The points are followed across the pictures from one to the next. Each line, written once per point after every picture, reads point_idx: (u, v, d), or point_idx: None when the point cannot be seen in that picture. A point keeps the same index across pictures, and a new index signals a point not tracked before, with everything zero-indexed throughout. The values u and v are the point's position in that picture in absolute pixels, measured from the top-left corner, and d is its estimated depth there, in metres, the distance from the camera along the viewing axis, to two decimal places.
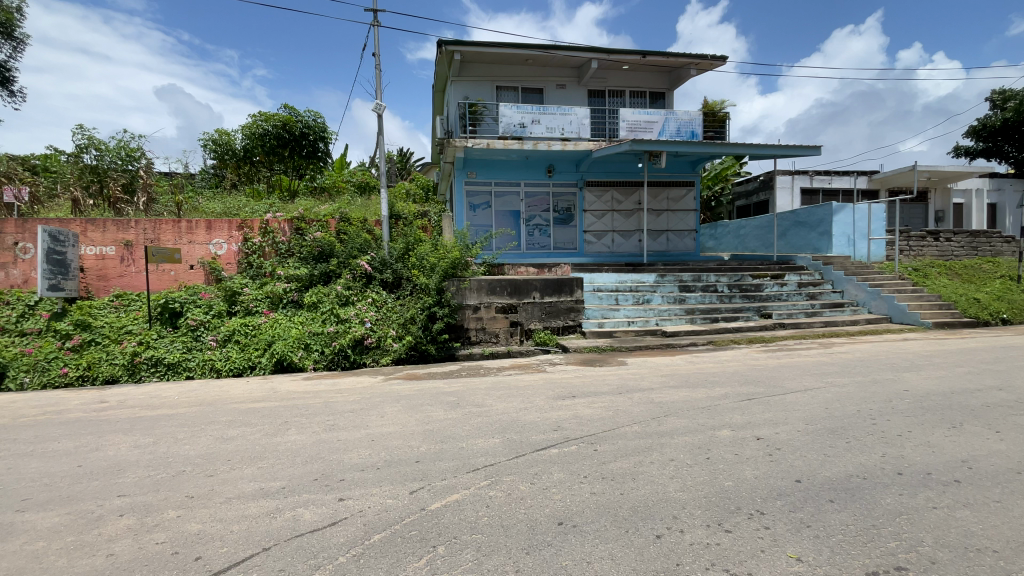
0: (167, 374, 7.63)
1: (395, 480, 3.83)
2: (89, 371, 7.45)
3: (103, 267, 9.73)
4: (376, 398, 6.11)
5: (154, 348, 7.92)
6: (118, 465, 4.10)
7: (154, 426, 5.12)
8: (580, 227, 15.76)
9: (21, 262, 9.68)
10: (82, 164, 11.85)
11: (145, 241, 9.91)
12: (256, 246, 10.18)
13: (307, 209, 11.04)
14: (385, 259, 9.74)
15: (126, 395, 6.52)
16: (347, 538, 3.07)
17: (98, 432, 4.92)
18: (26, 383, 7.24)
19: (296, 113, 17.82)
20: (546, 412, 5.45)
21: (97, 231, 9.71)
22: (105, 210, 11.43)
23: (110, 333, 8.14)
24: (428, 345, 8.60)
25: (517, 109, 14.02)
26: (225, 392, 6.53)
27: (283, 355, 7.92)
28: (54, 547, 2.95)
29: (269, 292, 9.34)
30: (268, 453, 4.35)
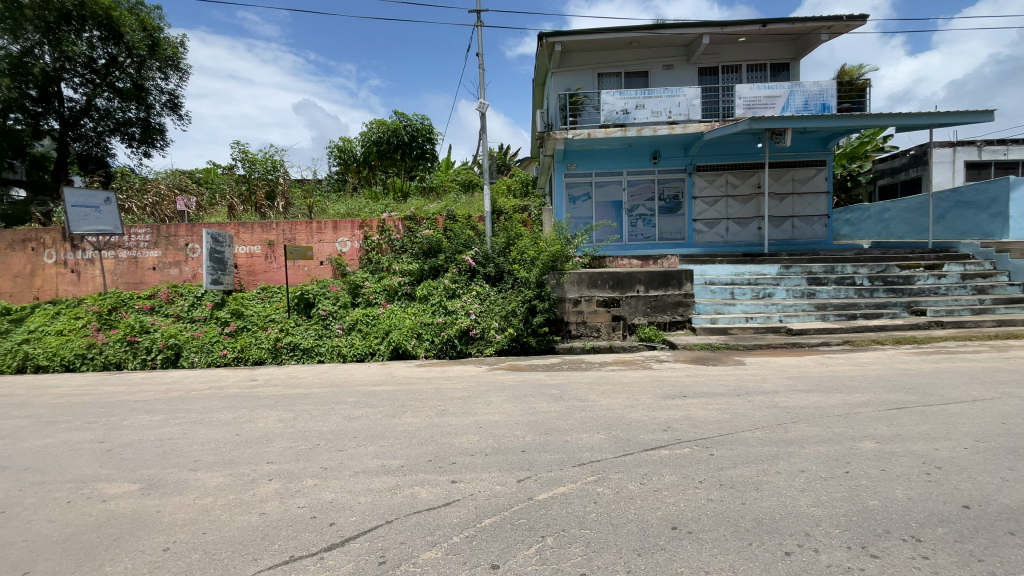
0: (302, 357, 8.60)
1: (504, 467, 3.92)
2: (243, 353, 8.64)
3: (252, 264, 11.24)
4: (482, 387, 6.31)
5: (292, 334, 8.96)
6: (267, 435, 4.70)
7: (293, 403, 5.79)
8: (688, 216, 14.89)
9: (191, 260, 11.52)
10: (236, 175, 13.77)
11: (283, 240, 11.21)
12: (375, 244, 11.06)
13: (418, 208, 11.73)
14: (488, 253, 10.00)
15: (271, 375, 7.46)
16: (460, 519, 3.20)
17: (251, 406, 5.70)
18: (196, 362, 8.60)
19: (406, 118, 19.13)
20: (655, 410, 5.22)
21: (247, 232, 11.19)
22: (252, 213, 13.17)
23: (258, 321, 9.35)
24: (529, 338, 8.72)
25: (619, 96, 13.52)
26: (349, 375, 7.19)
27: (399, 343, 8.55)
28: (220, 503, 3.45)
29: (386, 285, 10.10)
30: (387, 433, 4.70)
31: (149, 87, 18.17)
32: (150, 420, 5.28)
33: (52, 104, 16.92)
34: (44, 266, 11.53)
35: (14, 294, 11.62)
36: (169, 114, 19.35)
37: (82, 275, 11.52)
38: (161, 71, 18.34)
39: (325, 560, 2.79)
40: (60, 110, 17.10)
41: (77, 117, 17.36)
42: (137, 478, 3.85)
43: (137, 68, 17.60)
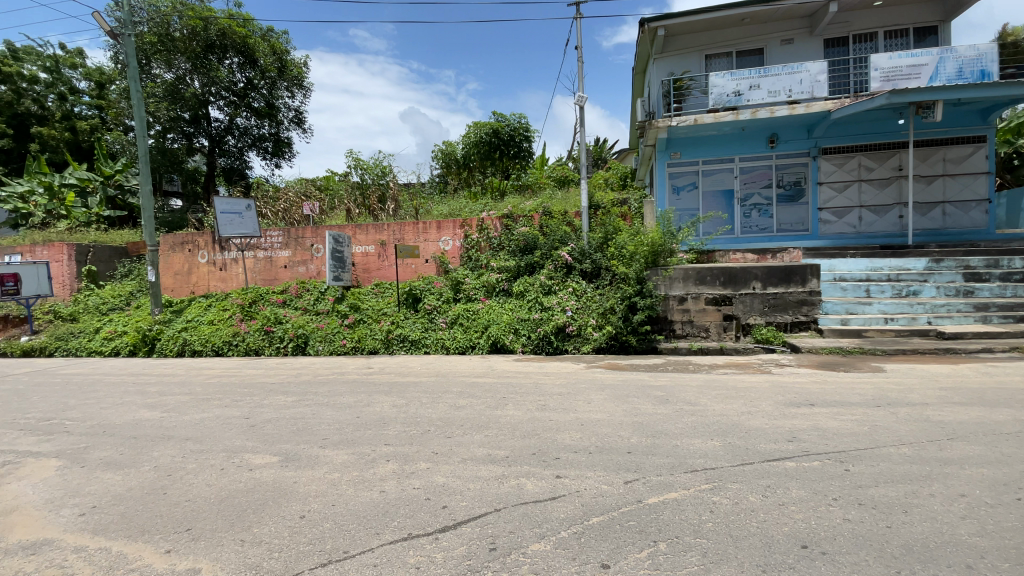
0: (410, 348, 9.17)
1: (610, 467, 3.82)
2: (359, 343, 9.41)
3: (367, 262, 12.19)
4: (583, 384, 6.24)
5: (401, 327, 9.60)
6: (383, 419, 5.05)
7: (404, 390, 6.18)
8: (811, 205, 13.50)
9: (315, 259, 12.79)
10: (351, 182, 15.02)
11: (394, 240, 12.01)
12: (474, 242, 11.42)
13: (515, 206, 11.94)
14: (585, 249, 9.87)
15: (384, 364, 8.04)
16: (567, 515, 3.17)
17: (368, 392, 6.17)
18: (319, 350, 9.53)
19: (505, 118, 19.59)
20: (776, 418, 4.78)
21: (363, 233, 12.17)
22: (366, 216, 14.29)
23: (372, 314, 10.13)
24: (628, 336, 8.39)
25: (731, 77, 12.65)
26: (453, 367, 7.51)
27: (497, 338, 8.75)
28: (345, 478, 3.76)
29: (485, 282, 10.40)
30: (492, 424, 4.82)
31: (277, 105, 20.47)
32: (285, 401, 5.93)
33: (201, 124, 19.44)
34: (200, 265, 13.48)
35: (176, 289, 13.69)
36: (295, 128, 21.69)
37: (227, 272, 13.29)
38: (287, 89, 20.60)
39: (439, 540, 2.91)
40: (208, 130, 19.67)
41: (221, 135, 19.93)
42: (277, 451, 4.33)
43: (268, 89, 20.04)
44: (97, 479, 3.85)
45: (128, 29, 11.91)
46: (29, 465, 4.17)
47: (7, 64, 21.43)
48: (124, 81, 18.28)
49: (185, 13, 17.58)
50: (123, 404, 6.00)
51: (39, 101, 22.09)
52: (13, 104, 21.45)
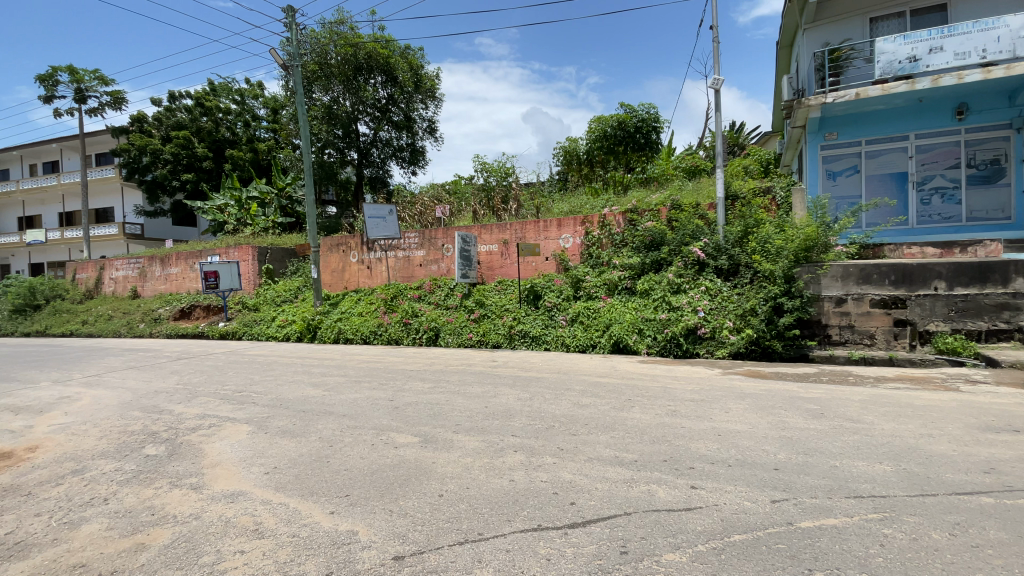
0: (532, 344, 9.36)
1: (752, 483, 3.50)
2: (484, 337, 9.87)
3: (491, 261, 12.71)
4: (716, 391, 5.80)
5: (523, 323, 9.84)
6: (510, 411, 5.23)
7: (529, 385, 6.32)
8: (1015, 188, 11.07)
9: (444, 258, 13.69)
10: (477, 185, 15.76)
11: (516, 239, 12.37)
12: (595, 238, 11.27)
13: (641, 200, 11.54)
14: (720, 244, 9.18)
15: (508, 358, 8.33)
16: (705, 528, 2.96)
17: (495, 384, 6.44)
18: (449, 342, 10.19)
19: (631, 109, 19.12)
20: (968, 445, 3.96)
21: (488, 233, 12.72)
22: (491, 216, 14.90)
23: (496, 310, 10.53)
24: (773, 341, 7.63)
25: (904, 40, 10.88)
26: (576, 365, 7.50)
27: (620, 338, 8.53)
28: (477, 464, 3.96)
29: (607, 280, 10.20)
30: (618, 425, 4.71)
31: (413, 117, 22.31)
32: (421, 387, 6.43)
33: (351, 139, 21.88)
34: (351, 264, 15.24)
35: (332, 284, 15.63)
36: (427, 136, 23.51)
37: (372, 270, 14.83)
38: (422, 101, 22.38)
39: (569, 536, 2.92)
40: (356, 144, 22.08)
41: (367, 147, 22.27)
42: (416, 433, 4.71)
43: (406, 102, 21.94)
44: (277, 444, 4.55)
45: (298, 62, 13.72)
46: (229, 428, 5.07)
47: (210, 100, 26.24)
48: (293, 106, 21.33)
49: (339, 42, 19.95)
50: (293, 382, 7.02)
51: (232, 129, 26.79)
52: (214, 132, 26.25)
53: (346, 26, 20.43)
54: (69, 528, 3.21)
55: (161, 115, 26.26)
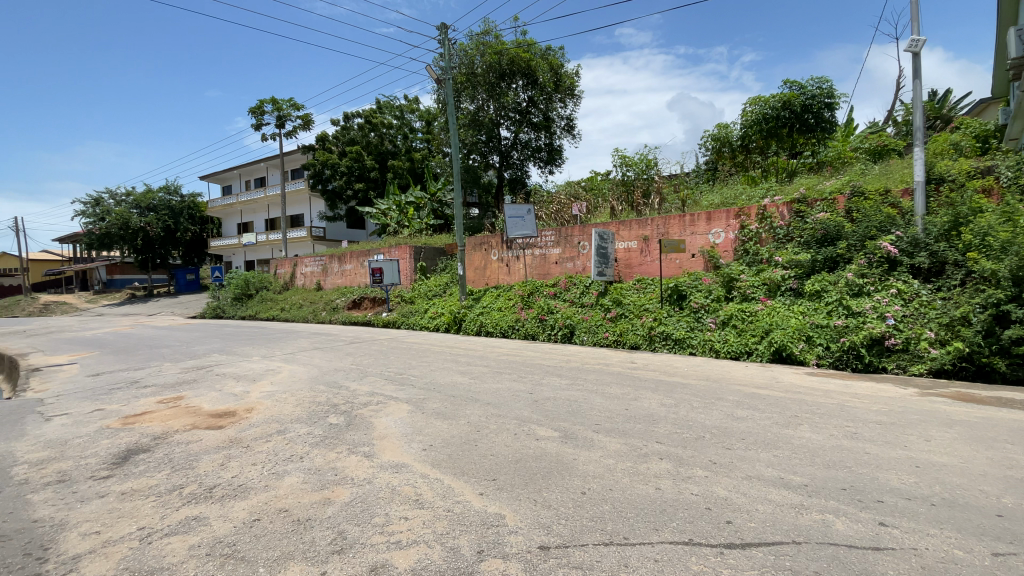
0: (675, 348, 8.86)
1: (965, 529, 2.85)
2: (622, 337, 9.63)
3: (629, 258, 12.37)
4: (911, 415, 4.85)
5: (665, 324, 9.37)
6: (654, 416, 5.01)
7: (674, 390, 6.01)
8: None
9: (581, 255, 13.68)
10: (619, 180, 15.43)
11: (658, 235, 11.84)
12: (753, 233, 10.27)
13: (810, 188, 10.27)
14: (919, 238, 7.78)
15: (648, 361, 8.01)
16: (898, 574, 2.49)
17: (636, 386, 6.24)
18: (585, 340, 10.13)
19: (798, 86, 16.99)
20: None
21: (627, 229, 12.40)
22: (630, 212, 14.47)
23: (634, 309, 10.19)
24: (994, 358, 6.12)
25: None
26: (727, 373, 6.91)
27: (782, 345, 7.61)
28: (620, 467, 3.86)
29: (767, 279, 9.22)
30: (781, 443, 4.21)
31: (553, 117, 22.71)
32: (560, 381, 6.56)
33: (494, 142, 23.04)
34: (492, 262, 16.05)
35: (475, 280, 16.65)
36: (566, 135, 23.76)
37: (511, 267, 15.46)
38: (562, 100, 22.74)
39: (725, 556, 2.69)
40: (498, 147, 23.19)
41: (508, 150, 23.26)
42: (557, 427, 4.77)
43: (546, 103, 22.44)
44: (432, 424, 4.98)
45: (450, 74, 14.86)
46: (392, 406, 5.70)
47: (377, 117, 29.88)
48: (444, 116, 23.21)
49: (485, 52, 21.19)
50: (443, 369, 7.64)
51: (393, 141, 30.22)
52: (379, 146, 30.00)
53: (491, 36, 21.58)
54: (276, 478, 3.89)
55: (338, 133, 30.60)
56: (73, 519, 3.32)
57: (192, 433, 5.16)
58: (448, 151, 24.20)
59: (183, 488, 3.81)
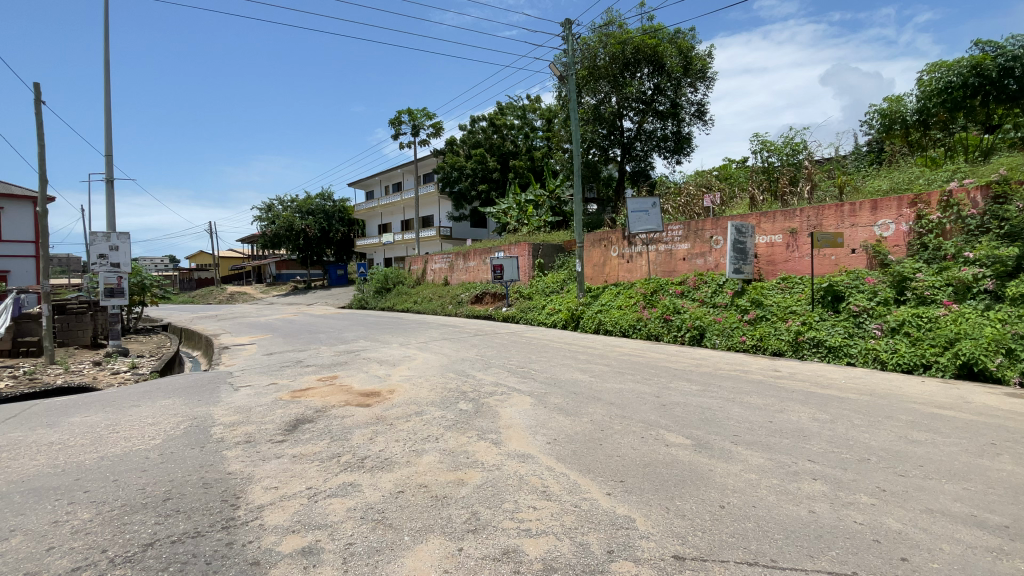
0: (828, 356, 7.82)
1: None
2: (761, 342, 8.76)
3: (772, 254, 11.25)
4: None
5: (816, 329, 8.32)
6: (803, 432, 4.48)
7: (827, 404, 5.31)
8: None
9: (714, 251, 12.76)
10: (762, 170, 14.17)
11: (809, 227, 10.61)
12: (933, 224, 8.74)
13: (1016, 167, 8.40)
14: None
15: (794, 369, 7.18)
16: None
17: (780, 397, 5.64)
18: (717, 344, 9.42)
19: (995, 45, 14.11)
20: None
21: (769, 222, 11.32)
22: (773, 203, 13.08)
23: (777, 311, 9.23)
24: None
25: None
26: (896, 388, 5.91)
27: (974, 359, 6.28)
28: (763, 483, 3.52)
29: (953, 279, 7.75)
30: (975, 475, 3.48)
31: (681, 103, 21.50)
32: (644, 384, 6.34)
33: (616, 135, 22.52)
34: (613, 259, 15.71)
35: (594, 278, 16.42)
36: (697, 122, 22.44)
37: (632, 264, 14.98)
38: (692, 85, 21.45)
39: None
40: (621, 139, 22.61)
41: (631, 142, 22.58)
42: (689, 435, 4.51)
43: (674, 89, 21.30)
44: (556, 419, 5.02)
45: (572, 70, 14.77)
46: (516, 397, 5.87)
47: (501, 118, 31.02)
48: (565, 112, 23.22)
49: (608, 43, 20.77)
50: (564, 365, 7.67)
51: (515, 141, 31.12)
52: (502, 147, 31.11)
53: (615, 26, 21.09)
54: (416, 456, 4.23)
55: (464, 137, 32.32)
56: (258, 474, 3.96)
57: (345, 409, 5.84)
58: (568, 147, 24.21)
59: (340, 456, 4.33)
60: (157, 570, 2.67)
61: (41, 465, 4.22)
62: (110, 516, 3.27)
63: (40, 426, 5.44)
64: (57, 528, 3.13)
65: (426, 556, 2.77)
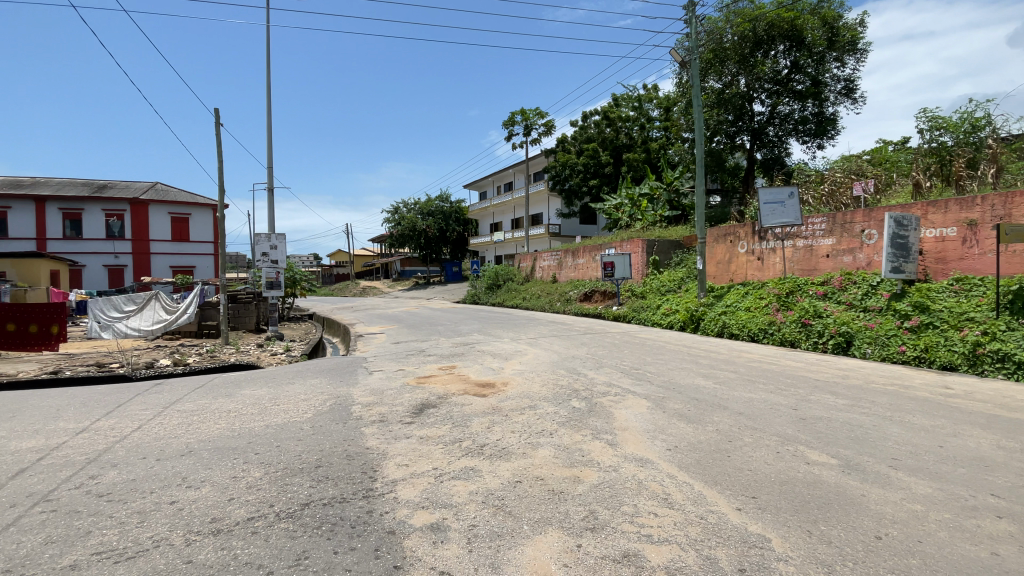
0: (1019, 373, 6.43)
1: None
2: (926, 354, 7.48)
3: (942, 250, 9.54)
4: None
5: (1001, 341, 6.88)
6: (987, 462, 3.73)
7: (1020, 431, 4.36)
8: None
9: (866, 247, 11.20)
10: (929, 149, 12.00)
11: (993, 219, 8.84)
12: None
13: None
14: None
15: (972, 387, 6.01)
16: None
17: (952, 419, 4.76)
18: (868, 353, 8.24)
19: None
20: None
21: (938, 213, 9.63)
22: (943, 189, 11.11)
23: (948, 318, 7.82)
24: None
25: None
26: None
27: None
28: (932, 517, 3.00)
29: None
30: None
31: (824, 80, 19.35)
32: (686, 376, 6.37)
33: (745, 120, 20.81)
34: (739, 256, 14.56)
35: (718, 276, 15.36)
36: (844, 100, 20.06)
37: (764, 262, 13.76)
38: (838, 59, 19.32)
39: None
40: (750, 125, 20.88)
41: (763, 127, 20.76)
42: (834, 454, 4.00)
43: (817, 65, 19.26)
44: (675, 424, 4.78)
45: (695, 54, 13.89)
46: (632, 399, 5.70)
47: (615, 111, 30.39)
48: (685, 99, 21.98)
49: (737, 21, 19.26)
50: (683, 369, 7.27)
51: (629, 134, 30.26)
52: (615, 141, 30.44)
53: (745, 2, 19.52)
54: (532, 448, 4.31)
55: (576, 133, 32.21)
56: (391, 452, 4.34)
57: (464, 398, 6.14)
58: (688, 137, 22.92)
59: (461, 442, 4.56)
60: (312, 528, 3.04)
61: (224, 428, 5.06)
62: (275, 476, 3.82)
63: (222, 396, 6.52)
64: (237, 482, 3.73)
65: (545, 548, 2.81)
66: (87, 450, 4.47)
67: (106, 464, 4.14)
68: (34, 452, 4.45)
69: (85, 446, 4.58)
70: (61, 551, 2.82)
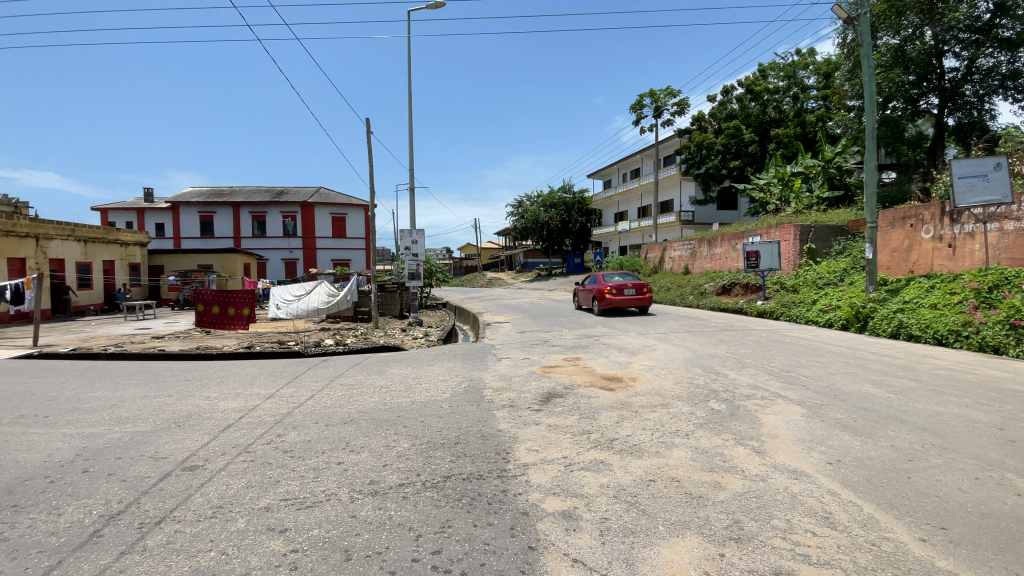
0: None
1: None
2: None
3: None
4: None
5: None
6: None
7: None
8: None
9: None
10: None
11: None
12: None
13: None
14: None
15: None
16: None
17: None
18: None
19: None
20: None
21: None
22: None
23: None
24: None
25: None
26: None
27: None
28: None
29: None
30: None
31: None
32: (721, 349, 8.23)
33: (933, 80, 17.56)
34: (922, 243, 12.31)
35: (892, 267, 13.17)
36: None
37: (957, 250, 11.44)
38: None
39: None
40: (940, 84, 17.57)
41: (958, 85, 17.39)
42: None
43: None
44: (838, 437, 4.19)
45: (865, 7, 11.89)
46: (782, 405, 5.13)
47: (760, 84, 27.60)
48: (852, 61, 19.03)
49: None
50: (846, 375, 6.35)
51: (779, 108, 27.25)
52: (761, 116, 27.67)
53: None
54: (666, 448, 4.12)
55: (716, 111, 29.89)
56: (522, 436, 4.49)
57: (591, 390, 6.10)
58: (855, 105, 19.97)
59: (590, 434, 4.54)
60: (454, 499, 3.28)
61: (378, 402, 5.69)
62: (420, 448, 4.19)
63: (374, 373, 7.36)
64: (389, 450, 4.17)
65: (683, 552, 2.67)
66: (275, 413, 5.37)
67: (289, 426, 4.91)
68: (237, 411, 5.46)
69: (273, 409, 5.50)
70: (260, 494, 3.43)
